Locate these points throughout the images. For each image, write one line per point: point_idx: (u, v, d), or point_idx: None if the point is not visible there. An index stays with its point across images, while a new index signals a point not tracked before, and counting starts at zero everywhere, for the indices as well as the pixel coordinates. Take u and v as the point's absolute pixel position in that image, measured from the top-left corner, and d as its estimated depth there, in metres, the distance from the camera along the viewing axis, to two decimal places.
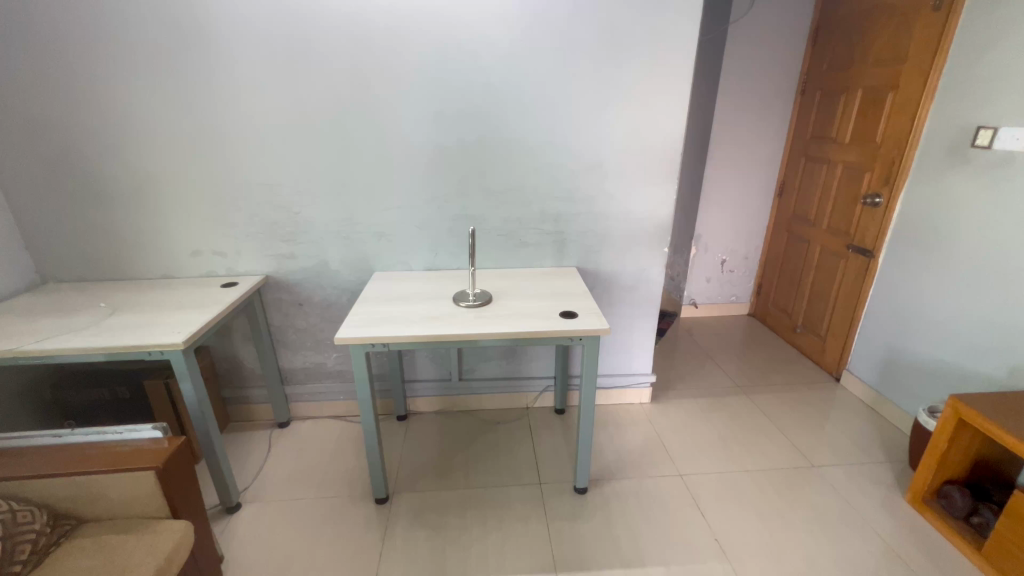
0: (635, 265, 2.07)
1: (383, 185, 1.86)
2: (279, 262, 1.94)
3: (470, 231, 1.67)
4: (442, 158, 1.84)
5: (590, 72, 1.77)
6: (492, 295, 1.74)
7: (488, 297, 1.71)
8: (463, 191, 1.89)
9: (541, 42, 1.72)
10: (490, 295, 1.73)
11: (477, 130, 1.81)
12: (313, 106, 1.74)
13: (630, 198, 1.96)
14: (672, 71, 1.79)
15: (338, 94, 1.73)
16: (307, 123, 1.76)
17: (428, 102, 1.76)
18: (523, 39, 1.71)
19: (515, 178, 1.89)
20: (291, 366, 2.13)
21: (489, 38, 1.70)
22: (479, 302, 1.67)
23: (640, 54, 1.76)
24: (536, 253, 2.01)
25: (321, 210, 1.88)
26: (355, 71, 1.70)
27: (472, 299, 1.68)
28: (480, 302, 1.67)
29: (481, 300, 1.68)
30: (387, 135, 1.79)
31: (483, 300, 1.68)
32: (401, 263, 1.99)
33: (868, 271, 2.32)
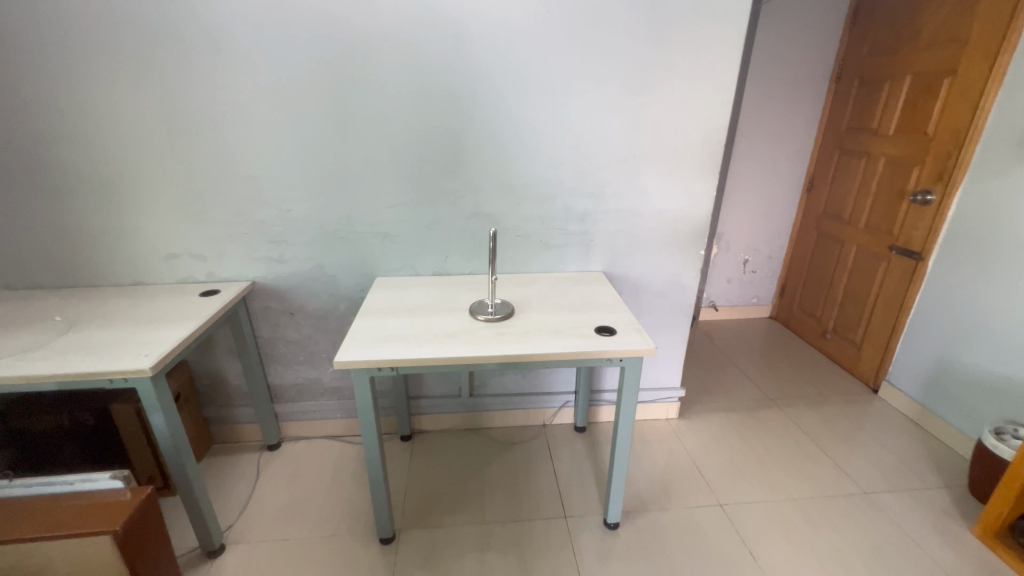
0: (669, 269, 1.86)
1: (388, 180, 1.63)
2: (267, 267, 1.70)
3: (490, 233, 1.44)
4: (456, 150, 1.61)
5: (623, 47, 1.53)
6: (514, 307, 1.52)
7: (510, 307, 1.49)
8: (480, 187, 1.66)
9: (569, 12, 1.48)
10: (511, 307, 1.51)
11: (496, 117, 1.58)
12: (304, 86, 1.49)
13: (667, 194, 1.74)
14: (717, 47, 1.56)
15: (335, 72, 1.48)
16: (298, 106, 1.51)
17: (439, 84, 1.52)
18: (547, 9, 1.47)
19: (538, 172, 1.66)
20: (281, 382, 1.90)
21: (509, 6, 1.46)
22: (501, 313, 1.45)
23: (683, 27, 1.53)
24: (559, 256, 1.79)
25: (315, 208, 1.64)
26: (352, 44, 1.46)
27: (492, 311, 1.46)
28: (503, 314, 1.44)
29: (503, 312, 1.46)
30: (393, 121, 1.55)
31: (505, 311, 1.46)
32: (405, 267, 1.76)
33: (915, 276, 2.12)
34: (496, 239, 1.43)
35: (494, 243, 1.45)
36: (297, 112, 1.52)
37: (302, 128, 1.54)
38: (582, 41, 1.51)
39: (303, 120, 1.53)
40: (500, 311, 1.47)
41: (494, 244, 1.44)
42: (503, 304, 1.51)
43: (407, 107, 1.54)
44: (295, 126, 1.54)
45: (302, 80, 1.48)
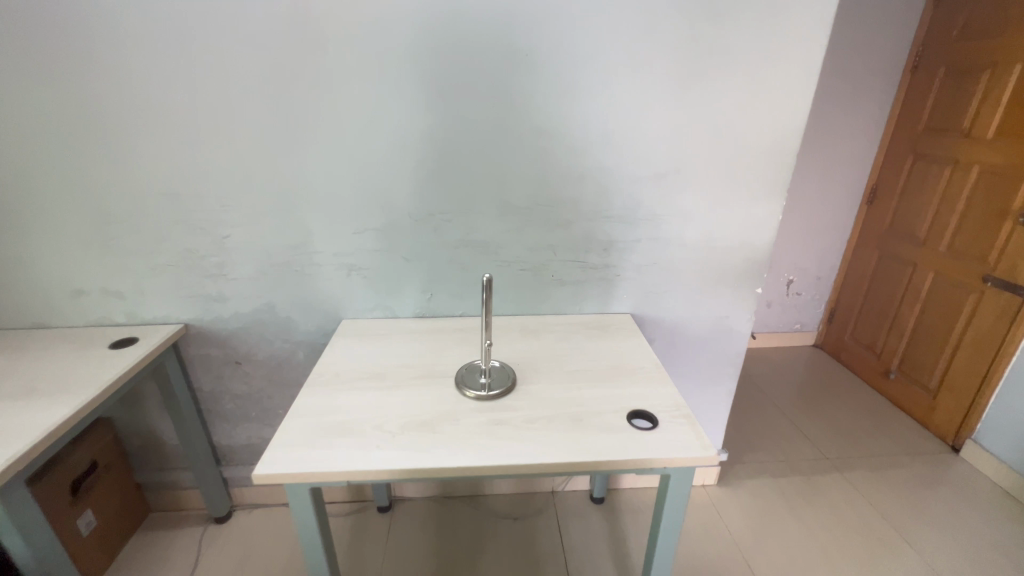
0: (716, 310, 1.46)
1: (353, 198, 1.24)
2: (202, 306, 1.34)
3: (485, 277, 1.03)
4: (442, 160, 1.22)
5: (670, 22, 1.12)
6: (517, 373, 1.13)
7: (511, 375, 1.10)
8: (474, 208, 1.27)
9: None
10: (512, 374, 1.12)
11: (495, 117, 1.18)
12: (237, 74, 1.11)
13: (719, 217, 1.33)
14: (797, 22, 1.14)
15: (277, 55, 1.09)
16: (230, 101, 1.13)
17: (418, 71, 1.13)
18: None
19: (550, 189, 1.27)
20: (229, 442, 1.54)
21: None
22: (497, 389, 1.05)
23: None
24: (575, 294, 1.40)
25: (259, 233, 1.27)
26: (298, 17, 1.07)
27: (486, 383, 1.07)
28: (499, 390, 1.05)
29: (500, 386, 1.06)
30: (358, 122, 1.16)
31: (504, 385, 1.07)
32: (379, 307, 1.38)
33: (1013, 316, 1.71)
34: (492, 286, 1.03)
35: (489, 295, 1.04)
36: (228, 109, 1.14)
37: (237, 131, 1.16)
38: (613, 14, 1.11)
39: (239, 120, 1.15)
40: (498, 383, 1.08)
41: (488, 294, 1.04)
42: (503, 371, 1.11)
43: (376, 102, 1.15)
44: (229, 128, 1.16)
45: (233, 67, 1.10)
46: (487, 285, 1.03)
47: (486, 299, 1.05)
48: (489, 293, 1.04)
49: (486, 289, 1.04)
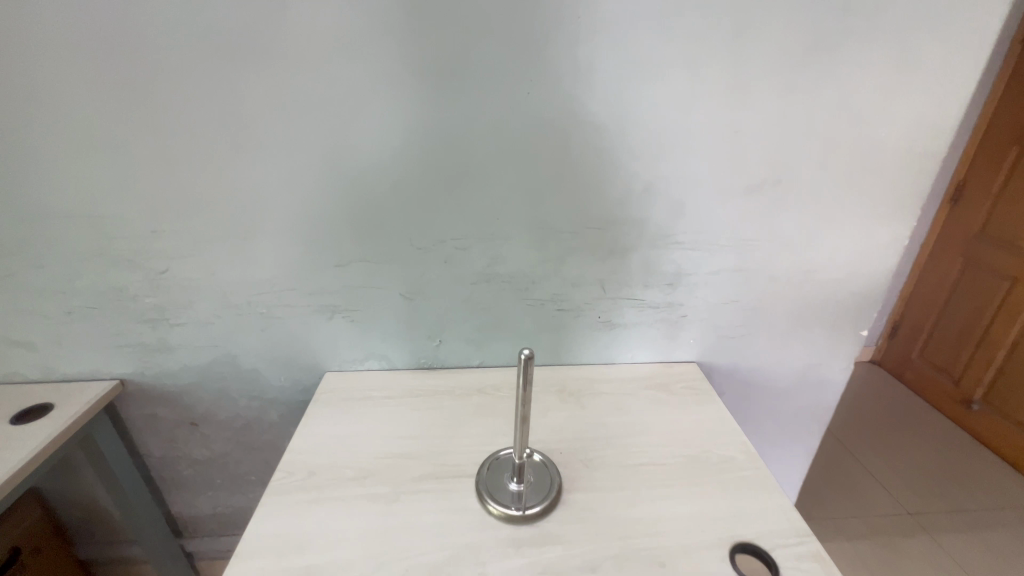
0: (807, 357, 1.13)
1: (336, 219, 0.92)
2: (141, 359, 1.02)
3: (522, 351, 0.69)
4: (455, 169, 0.88)
5: None
6: (562, 473, 0.81)
7: (555, 482, 0.78)
8: (497, 232, 0.94)
9: None
10: (558, 475, 0.80)
11: (529, 108, 0.84)
12: (162, 50, 0.77)
13: (825, 241, 1.00)
14: None
15: (219, 18, 0.76)
16: (157, 88, 0.80)
17: (421, 41, 0.79)
18: None
19: (601, 208, 0.93)
20: (191, 513, 1.25)
21: None
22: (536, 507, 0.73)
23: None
24: (626, 341, 1.08)
25: (209, 267, 0.94)
26: None
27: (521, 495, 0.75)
28: (538, 507, 0.73)
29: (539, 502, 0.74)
30: (338, 115, 0.83)
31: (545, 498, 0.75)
32: (373, 357, 1.06)
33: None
34: (531, 364, 0.69)
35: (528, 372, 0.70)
36: (154, 100, 0.81)
37: (169, 128, 0.83)
38: None
39: (169, 111, 0.82)
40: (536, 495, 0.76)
41: (525, 374, 0.70)
42: (543, 473, 0.79)
43: (362, 86, 0.81)
44: (157, 123, 0.82)
45: (156, 34, 0.76)
46: (526, 361, 0.70)
47: (524, 379, 0.71)
48: (528, 373, 0.70)
49: (523, 364, 0.70)
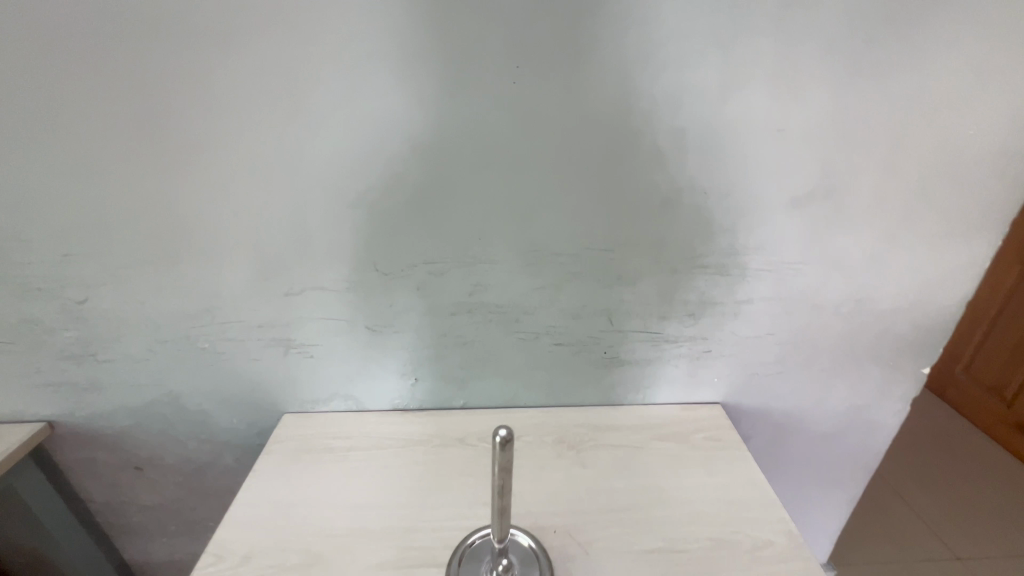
0: (855, 399, 0.94)
1: (285, 240, 0.76)
2: (69, 400, 0.88)
3: (498, 429, 0.52)
4: (427, 178, 0.72)
5: None
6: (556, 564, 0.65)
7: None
8: (479, 255, 0.77)
9: None
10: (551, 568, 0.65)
11: (516, 104, 0.68)
12: (60, 35, 0.63)
13: (885, 265, 0.81)
14: None
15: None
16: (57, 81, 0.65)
17: (382, 21, 0.63)
18: None
19: (607, 225, 0.76)
20: (145, 560, 1.11)
21: None
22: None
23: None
24: (638, 380, 0.90)
25: (139, 296, 0.79)
26: None
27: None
28: None
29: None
30: (283, 113, 0.68)
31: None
32: (340, 396, 0.90)
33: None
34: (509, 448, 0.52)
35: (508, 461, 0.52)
36: (56, 96, 0.66)
37: (80, 131, 0.68)
38: None
39: (78, 111, 0.67)
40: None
41: (503, 460, 0.53)
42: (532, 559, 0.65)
43: (311, 77, 0.66)
44: (64, 125, 0.68)
45: (53, 14, 0.61)
46: (504, 447, 0.52)
47: (503, 467, 0.53)
48: (507, 461, 0.52)
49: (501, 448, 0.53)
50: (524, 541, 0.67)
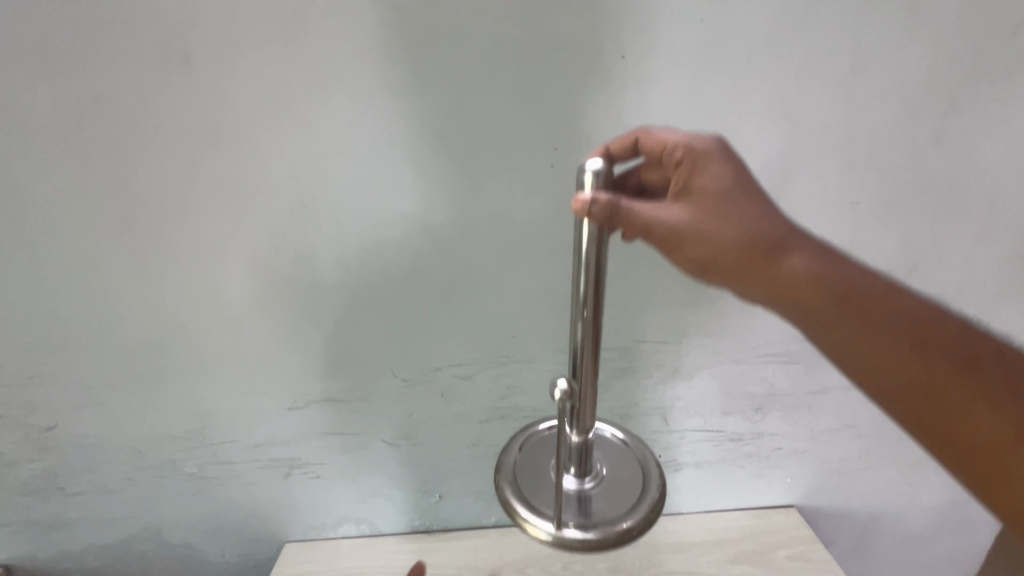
0: (950, 494, 0.81)
1: (290, 347, 0.66)
2: (33, 540, 0.74)
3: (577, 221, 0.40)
4: (454, 274, 0.63)
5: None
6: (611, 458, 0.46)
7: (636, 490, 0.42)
8: (514, 354, 0.67)
9: None
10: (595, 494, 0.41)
11: (554, 189, 0.59)
12: (41, 138, 0.55)
13: None
14: None
15: (118, 87, 0.53)
16: (34, 188, 0.56)
17: (403, 112, 0.55)
18: None
19: (658, 316, 0.66)
20: None
21: None
22: (622, 533, 0.39)
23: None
24: (697, 484, 0.78)
25: (119, 417, 0.68)
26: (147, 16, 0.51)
27: (589, 501, 0.41)
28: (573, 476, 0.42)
29: (632, 514, 0.40)
30: (290, 209, 0.59)
31: (641, 515, 0.40)
32: (351, 521, 0.77)
33: (729, 186, 0.46)
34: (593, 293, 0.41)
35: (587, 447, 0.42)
36: (32, 204, 0.57)
37: (57, 241, 0.59)
38: None
39: (52, 217, 0.58)
40: (623, 500, 0.41)
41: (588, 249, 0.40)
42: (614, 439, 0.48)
43: (320, 171, 0.57)
44: (38, 236, 0.59)
45: (29, 115, 0.54)
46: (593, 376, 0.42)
47: (578, 311, 0.42)
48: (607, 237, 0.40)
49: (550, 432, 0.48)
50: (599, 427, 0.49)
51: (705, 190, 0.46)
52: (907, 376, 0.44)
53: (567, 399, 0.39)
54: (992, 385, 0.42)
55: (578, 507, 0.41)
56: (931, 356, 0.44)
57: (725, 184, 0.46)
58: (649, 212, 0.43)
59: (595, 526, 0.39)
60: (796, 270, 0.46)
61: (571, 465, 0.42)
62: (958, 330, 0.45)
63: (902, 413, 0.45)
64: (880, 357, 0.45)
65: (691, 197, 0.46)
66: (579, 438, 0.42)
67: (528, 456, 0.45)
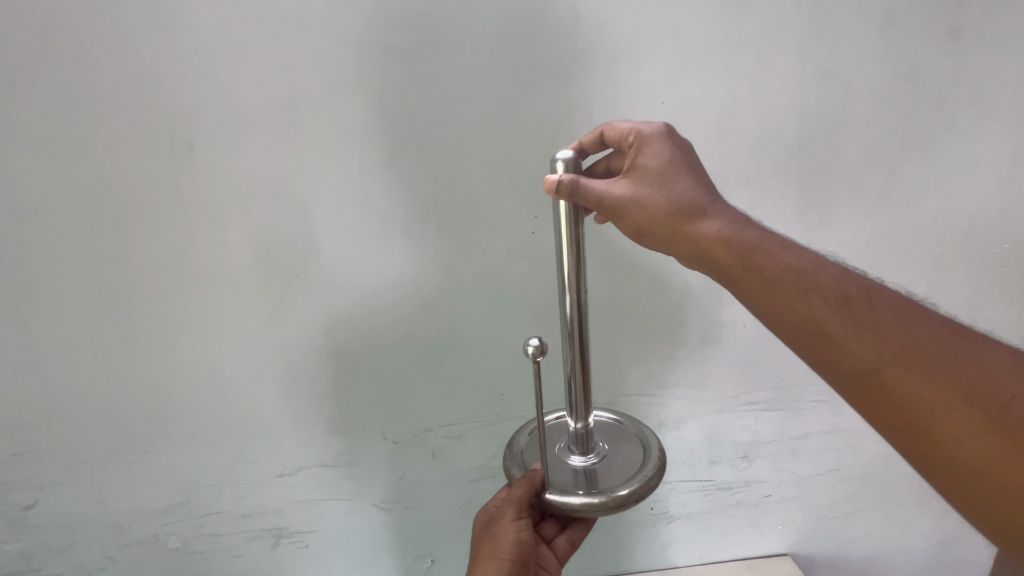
0: (940, 534, 0.82)
1: (281, 414, 0.66)
2: None
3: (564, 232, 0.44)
4: (443, 336, 0.65)
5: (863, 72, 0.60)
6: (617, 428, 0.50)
7: (633, 463, 0.46)
8: (504, 411, 0.68)
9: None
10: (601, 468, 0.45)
11: (536, 253, 0.63)
12: (44, 221, 0.57)
13: None
14: None
15: (121, 174, 0.56)
16: (34, 267, 0.58)
17: (392, 189, 0.59)
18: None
19: (642, 369, 0.68)
20: None
21: None
22: (618, 497, 0.42)
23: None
24: (691, 535, 0.78)
25: (103, 492, 0.67)
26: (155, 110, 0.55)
27: (591, 474, 0.45)
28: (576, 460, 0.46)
29: (628, 481, 0.43)
30: (283, 281, 0.61)
31: (636, 483, 0.43)
32: None
33: (667, 165, 0.45)
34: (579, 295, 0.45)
35: (584, 427, 0.47)
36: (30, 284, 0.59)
37: (52, 317, 0.60)
38: (761, 64, 0.58)
39: (47, 296, 0.59)
40: (623, 471, 0.45)
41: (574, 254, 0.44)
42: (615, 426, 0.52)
43: (312, 244, 0.60)
44: (33, 313, 0.60)
45: (34, 200, 0.56)
46: (581, 363, 0.46)
47: (562, 296, 0.46)
48: (579, 214, 0.44)
49: (557, 424, 0.52)
50: (603, 418, 0.53)
51: (647, 168, 0.45)
52: (799, 328, 0.39)
53: (540, 356, 0.42)
54: (948, 377, 0.33)
55: (581, 480, 0.44)
56: (811, 293, 0.39)
57: (664, 163, 0.45)
58: (603, 189, 0.43)
59: (593, 492, 0.43)
60: (718, 241, 0.42)
61: (573, 447, 0.47)
62: (864, 295, 0.38)
63: (847, 394, 0.37)
64: (782, 308, 0.39)
65: (632, 157, 0.47)
66: (577, 423, 0.47)
67: (535, 441, 0.50)
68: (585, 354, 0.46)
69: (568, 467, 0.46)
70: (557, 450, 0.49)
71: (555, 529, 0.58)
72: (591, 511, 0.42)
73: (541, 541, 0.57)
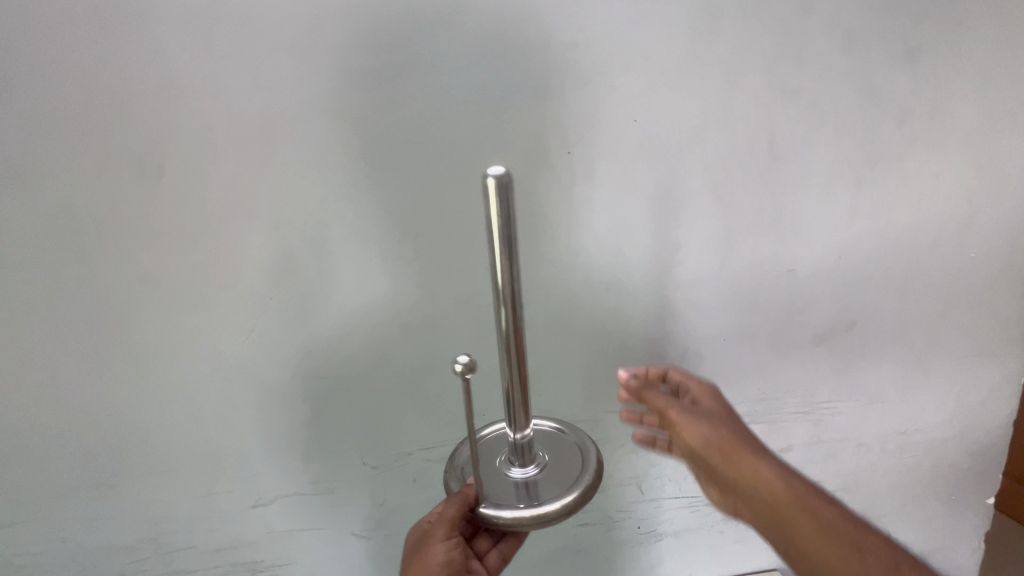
0: (924, 542, 0.82)
1: (255, 442, 0.64)
2: None
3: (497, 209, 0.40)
4: (421, 357, 0.64)
5: (826, 91, 0.62)
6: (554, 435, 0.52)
7: (571, 470, 0.47)
8: (485, 432, 0.67)
9: (691, 20, 0.57)
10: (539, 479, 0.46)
11: (514, 272, 0.63)
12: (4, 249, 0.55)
13: (921, 393, 0.75)
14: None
15: (86, 198, 0.55)
16: None
17: (367, 210, 0.58)
18: (638, 20, 0.57)
19: (624, 385, 0.68)
20: None
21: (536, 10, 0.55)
22: (557, 508, 0.43)
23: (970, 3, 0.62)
24: (679, 553, 0.77)
25: (66, 530, 0.63)
26: (123, 134, 0.54)
27: (531, 487, 0.46)
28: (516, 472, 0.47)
29: (566, 493, 0.44)
30: (256, 304, 0.60)
31: (575, 490, 0.45)
32: None
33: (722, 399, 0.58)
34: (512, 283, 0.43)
35: (524, 439, 0.47)
36: None
37: (11, 348, 0.58)
38: (729, 84, 0.60)
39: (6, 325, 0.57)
40: (561, 480, 0.46)
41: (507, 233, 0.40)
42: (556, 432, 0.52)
43: (285, 267, 0.59)
44: None
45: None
46: (520, 377, 0.46)
47: (496, 308, 0.45)
48: (512, 210, 0.40)
49: (499, 436, 0.52)
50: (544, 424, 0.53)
51: (706, 406, 0.57)
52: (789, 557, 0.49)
53: (469, 373, 0.43)
54: (857, 551, 0.45)
55: (521, 492, 0.45)
56: (793, 529, 0.48)
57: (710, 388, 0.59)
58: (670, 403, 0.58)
59: (535, 504, 0.44)
60: (773, 481, 0.50)
61: (514, 459, 0.48)
62: (857, 526, 0.46)
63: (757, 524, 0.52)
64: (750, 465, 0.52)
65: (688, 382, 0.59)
66: (517, 435, 0.47)
67: (477, 455, 0.50)
68: (523, 366, 0.46)
69: (510, 480, 0.47)
70: (498, 462, 0.49)
71: (489, 544, 0.57)
72: (529, 524, 0.43)
73: (473, 556, 0.55)
